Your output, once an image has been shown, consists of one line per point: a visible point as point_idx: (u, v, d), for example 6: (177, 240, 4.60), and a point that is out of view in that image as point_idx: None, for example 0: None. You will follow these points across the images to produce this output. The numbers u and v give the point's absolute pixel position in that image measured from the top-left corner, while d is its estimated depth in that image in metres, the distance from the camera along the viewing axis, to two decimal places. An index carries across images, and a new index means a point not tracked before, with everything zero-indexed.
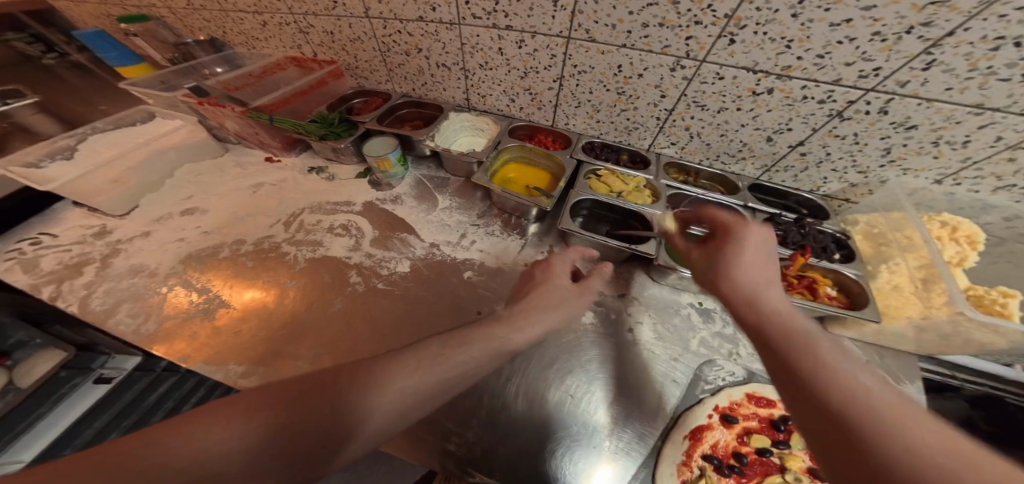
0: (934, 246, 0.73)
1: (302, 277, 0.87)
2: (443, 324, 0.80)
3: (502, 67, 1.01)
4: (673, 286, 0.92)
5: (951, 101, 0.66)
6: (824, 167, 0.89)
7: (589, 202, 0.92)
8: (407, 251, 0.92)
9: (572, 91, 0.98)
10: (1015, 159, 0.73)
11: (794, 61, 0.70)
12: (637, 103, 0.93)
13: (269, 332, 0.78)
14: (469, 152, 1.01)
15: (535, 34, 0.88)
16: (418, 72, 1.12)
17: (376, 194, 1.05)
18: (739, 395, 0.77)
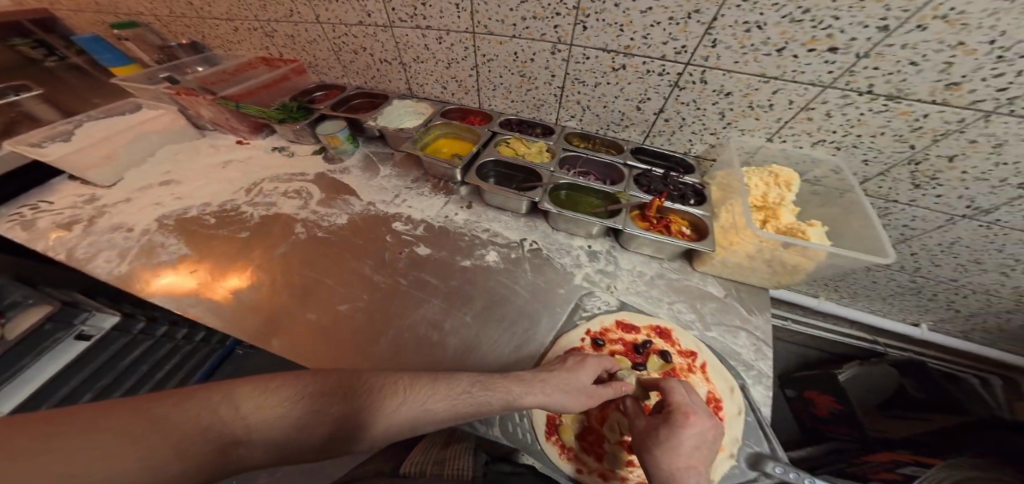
0: (744, 192, 0.96)
1: (255, 233, 1.05)
2: (367, 263, 0.99)
3: (430, 60, 1.21)
4: (567, 232, 1.11)
5: (743, 72, 0.89)
6: (685, 131, 1.11)
7: (492, 163, 1.13)
8: (348, 208, 1.10)
9: (487, 77, 1.19)
10: (813, 119, 0.94)
11: (630, 41, 0.93)
12: (537, 84, 1.15)
13: (226, 272, 0.96)
14: (403, 128, 1.17)
15: (449, 31, 1.09)
16: (366, 67, 1.33)
17: (329, 166, 1.22)
18: (610, 321, 0.97)
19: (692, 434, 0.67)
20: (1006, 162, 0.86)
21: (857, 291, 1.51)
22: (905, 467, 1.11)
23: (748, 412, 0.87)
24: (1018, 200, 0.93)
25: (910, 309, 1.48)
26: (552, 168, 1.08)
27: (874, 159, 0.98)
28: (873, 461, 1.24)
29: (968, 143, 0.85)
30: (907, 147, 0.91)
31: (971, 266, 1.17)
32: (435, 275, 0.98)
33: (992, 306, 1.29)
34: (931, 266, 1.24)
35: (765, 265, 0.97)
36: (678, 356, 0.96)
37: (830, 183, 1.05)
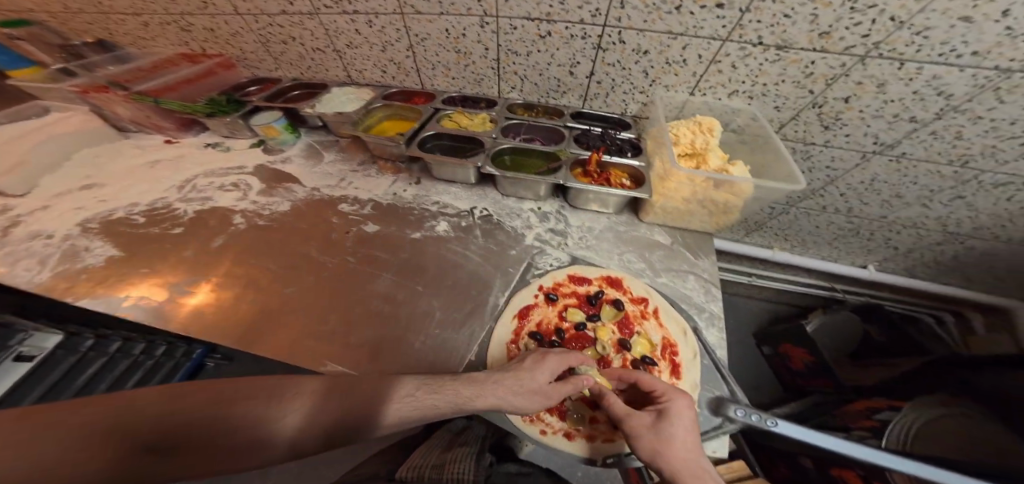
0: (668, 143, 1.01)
1: (188, 227, 1.01)
2: (311, 245, 0.98)
3: (364, 45, 1.22)
4: (517, 196, 1.14)
5: (654, 30, 0.96)
6: (618, 91, 1.18)
7: (432, 137, 1.15)
8: (290, 195, 1.08)
9: (425, 57, 1.22)
10: (723, 71, 1.02)
11: (549, 8, 0.98)
12: (473, 59, 1.19)
13: (161, 267, 0.92)
14: (342, 112, 1.16)
15: (378, 14, 1.11)
16: (299, 57, 1.32)
17: (269, 158, 1.20)
18: (562, 276, 0.99)
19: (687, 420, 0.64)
20: (891, 98, 0.95)
21: (805, 238, 1.53)
22: (881, 413, 1.16)
23: (703, 355, 0.85)
24: (916, 132, 1.00)
25: (857, 252, 1.51)
26: (494, 135, 1.13)
27: (784, 105, 1.06)
28: (849, 411, 1.27)
29: (856, 85, 0.95)
30: (807, 92, 1.00)
31: (896, 201, 1.23)
32: (383, 251, 0.98)
33: (924, 240, 1.35)
34: (861, 205, 1.29)
35: (699, 207, 1.02)
36: (632, 304, 0.95)
37: (751, 129, 1.13)
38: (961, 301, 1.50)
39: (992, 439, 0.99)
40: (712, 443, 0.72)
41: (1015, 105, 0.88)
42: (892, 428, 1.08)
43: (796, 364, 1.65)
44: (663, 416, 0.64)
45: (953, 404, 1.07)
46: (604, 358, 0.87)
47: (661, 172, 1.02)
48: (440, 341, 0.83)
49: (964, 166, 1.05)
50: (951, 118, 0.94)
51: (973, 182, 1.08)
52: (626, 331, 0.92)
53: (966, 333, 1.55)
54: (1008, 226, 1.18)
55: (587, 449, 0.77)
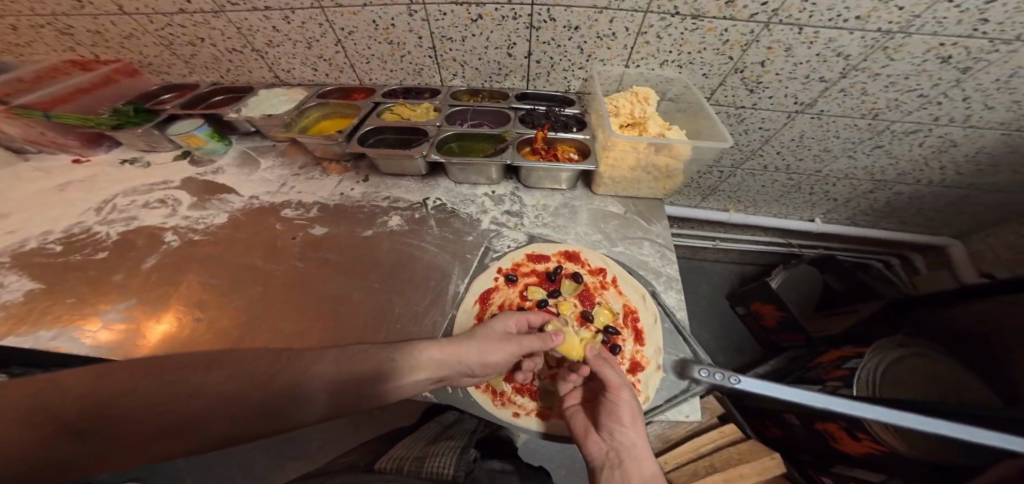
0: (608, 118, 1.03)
1: (114, 250, 0.94)
2: (255, 254, 0.93)
3: (286, 42, 1.16)
4: (469, 182, 1.13)
5: (578, 5, 0.98)
6: (558, 70, 1.19)
7: (372, 132, 1.12)
8: (226, 206, 1.02)
9: (355, 51, 1.18)
10: (650, 43, 1.06)
11: None
12: (407, 48, 1.16)
13: (91, 294, 0.85)
14: (272, 114, 1.11)
15: (294, 9, 1.06)
16: (214, 59, 1.25)
17: (196, 170, 1.12)
18: (520, 256, 1.00)
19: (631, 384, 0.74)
20: (800, 61, 1.02)
21: (755, 198, 1.61)
22: (849, 361, 1.15)
23: (664, 319, 0.88)
24: (827, 91, 1.09)
25: (803, 207, 1.61)
26: (438, 123, 1.12)
27: (710, 72, 1.11)
28: (821, 363, 1.26)
29: (767, 49, 1.01)
30: (727, 58, 1.06)
31: (825, 155, 1.32)
32: (332, 252, 0.94)
33: (858, 190, 1.46)
34: (798, 161, 1.37)
35: (645, 174, 1.05)
36: (591, 276, 0.97)
37: (685, 98, 1.16)
38: (899, 243, 1.66)
39: (943, 373, 1.04)
40: (684, 408, 0.74)
41: (903, 62, 0.97)
42: (860, 374, 1.07)
43: (768, 321, 1.66)
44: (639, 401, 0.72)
45: (910, 344, 1.10)
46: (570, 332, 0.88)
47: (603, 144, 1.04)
48: (404, 337, 0.82)
49: (875, 119, 1.15)
50: (854, 76, 1.03)
51: (886, 132, 1.19)
52: (587, 303, 0.93)
53: (912, 273, 1.69)
54: (925, 169, 1.30)
55: (558, 426, 0.79)
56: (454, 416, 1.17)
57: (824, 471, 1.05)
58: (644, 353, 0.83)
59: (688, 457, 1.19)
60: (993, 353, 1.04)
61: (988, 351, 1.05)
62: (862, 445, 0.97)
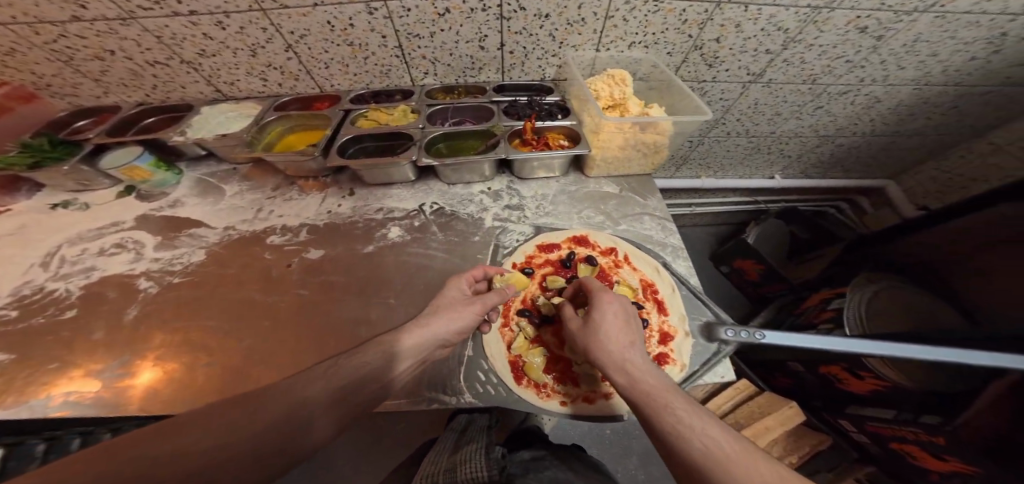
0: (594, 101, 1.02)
1: (82, 306, 0.81)
2: (251, 287, 0.84)
3: (224, 50, 1.02)
4: (462, 182, 1.09)
5: None
6: (532, 58, 1.18)
7: (350, 142, 1.04)
8: (199, 241, 0.92)
9: (310, 55, 1.07)
10: (617, 26, 1.09)
11: None
12: (370, 49, 1.08)
13: (73, 356, 0.74)
14: (226, 133, 0.99)
15: (228, 13, 0.92)
16: (132, 75, 1.06)
17: (148, 205, 1.00)
18: (531, 248, 0.98)
19: (621, 315, 0.67)
20: (749, 36, 1.12)
21: (722, 163, 1.76)
22: (832, 302, 1.31)
23: (680, 287, 0.92)
24: (773, 62, 1.21)
25: (764, 166, 1.78)
26: (421, 125, 1.06)
27: (673, 51, 1.17)
28: (809, 308, 1.43)
29: (720, 27, 1.09)
30: (687, 37, 1.12)
31: (777, 118, 1.47)
32: (336, 273, 0.87)
33: (807, 146, 1.65)
34: (755, 126, 1.51)
35: (635, 153, 1.09)
36: (603, 257, 0.98)
37: (654, 76, 1.23)
38: (847, 189, 1.91)
39: (911, 302, 1.23)
40: (718, 369, 0.80)
41: (830, 33, 1.10)
42: (848, 313, 1.22)
43: (752, 276, 1.85)
44: (594, 325, 0.66)
45: (876, 280, 1.28)
46: None
47: (591, 132, 1.06)
48: None
49: (815, 83, 1.30)
50: (793, 47, 1.15)
51: (824, 94, 1.35)
52: (605, 283, 0.94)
53: (862, 214, 1.99)
54: (858, 123, 1.50)
55: (608, 406, 0.76)
56: (467, 417, 1.11)
57: (840, 414, 1.17)
58: (670, 322, 0.87)
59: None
60: (934, 284, 1.27)
61: (926, 278, 1.29)
62: (866, 383, 1.07)
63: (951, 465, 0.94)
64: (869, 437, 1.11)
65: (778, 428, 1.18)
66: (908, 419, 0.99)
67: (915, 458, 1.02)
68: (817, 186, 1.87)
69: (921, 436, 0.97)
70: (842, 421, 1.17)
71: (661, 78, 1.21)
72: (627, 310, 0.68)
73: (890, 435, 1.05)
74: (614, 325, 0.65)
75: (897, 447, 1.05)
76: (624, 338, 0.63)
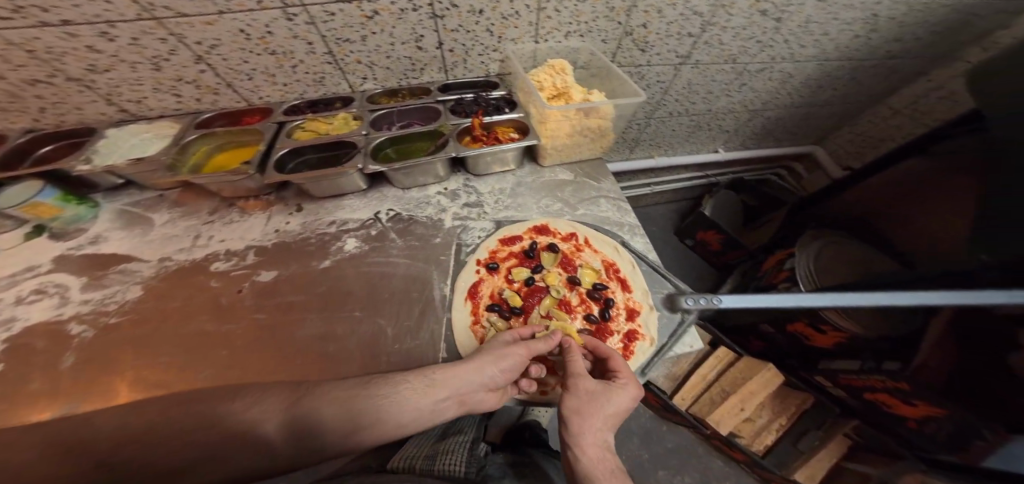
0: (537, 93, 1.05)
1: (8, 361, 0.72)
2: (202, 318, 0.78)
3: (120, 64, 0.93)
4: (417, 185, 1.07)
5: None
6: (473, 55, 1.18)
7: (287, 156, 0.99)
8: (133, 277, 0.84)
9: (227, 67, 1.00)
10: (551, 17, 1.11)
11: None
12: (297, 56, 1.02)
13: (5, 413, 0.65)
14: (143, 158, 0.91)
15: (112, 22, 0.83)
16: (13, 97, 0.94)
17: (65, 245, 0.90)
18: (494, 243, 0.98)
19: (630, 402, 0.69)
20: (672, 20, 1.18)
21: (671, 141, 1.85)
22: (787, 262, 1.44)
23: (640, 263, 0.96)
24: (696, 44, 1.29)
25: (707, 140, 1.90)
26: (364, 131, 1.03)
27: (607, 37, 1.22)
28: (768, 269, 1.56)
29: (645, 13, 1.14)
30: (617, 24, 1.17)
31: (711, 96, 1.58)
32: (293, 293, 0.83)
33: (741, 120, 1.77)
34: (693, 105, 1.61)
35: (581, 139, 1.12)
36: (564, 243, 1.01)
37: (593, 63, 1.27)
38: (781, 156, 2.09)
39: (855, 256, 1.36)
40: (686, 339, 0.83)
41: (739, 16, 1.20)
42: (799, 271, 1.35)
43: (715, 246, 1.96)
44: (591, 399, 0.66)
45: (817, 238, 1.43)
46: (560, 300, 0.91)
47: (539, 124, 1.08)
48: (407, 353, 0.76)
49: (736, 62, 1.40)
50: (710, 30, 1.24)
51: (746, 71, 1.46)
52: (570, 268, 0.96)
53: (798, 178, 2.18)
54: (781, 96, 1.64)
55: None
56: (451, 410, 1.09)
57: (815, 371, 1.29)
58: (634, 299, 0.90)
59: (700, 387, 1.39)
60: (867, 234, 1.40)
61: (859, 229, 1.44)
62: (829, 337, 1.17)
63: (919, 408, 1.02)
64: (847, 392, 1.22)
65: (762, 391, 1.32)
66: (873, 368, 1.08)
67: (888, 406, 1.10)
68: (756, 155, 2.02)
69: (888, 383, 1.05)
70: (818, 377, 1.29)
71: (600, 66, 1.26)
72: (627, 406, 0.68)
73: (860, 386, 1.15)
74: (608, 412, 0.65)
75: (872, 397, 1.14)
76: (603, 430, 0.64)
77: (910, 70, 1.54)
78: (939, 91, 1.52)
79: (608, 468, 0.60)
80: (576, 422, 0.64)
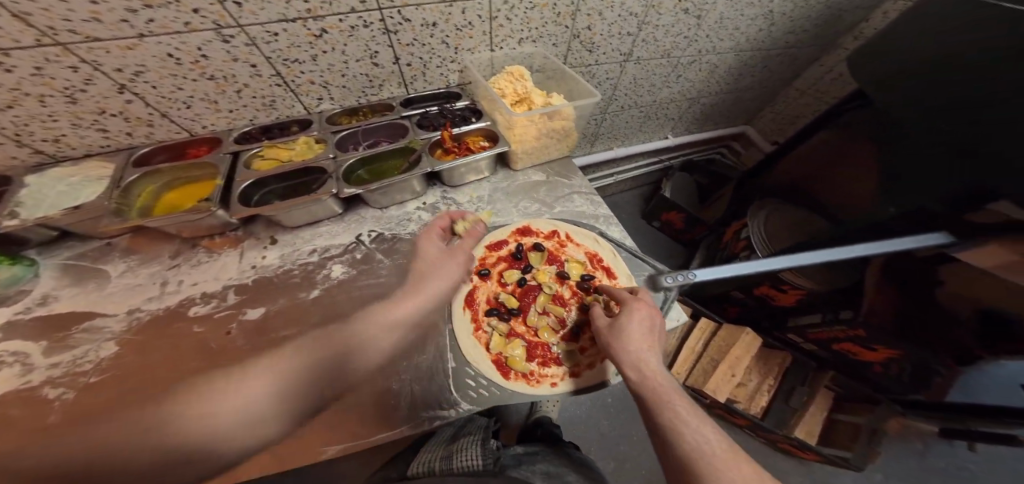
0: (500, 100, 1.09)
1: None
2: (194, 364, 0.73)
3: (25, 99, 0.79)
4: (395, 203, 1.06)
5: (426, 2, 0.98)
6: (431, 67, 1.19)
7: (252, 187, 0.94)
8: (100, 335, 0.75)
9: (159, 95, 0.91)
10: (503, 25, 1.16)
11: (305, 4, 0.86)
12: (241, 80, 0.96)
13: None
14: (81, 206, 0.82)
15: (6, 51, 0.70)
16: None
17: (6, 311, 0.77)
18: (482, 251, 1.02)
19: (645, 319, 0.74)
20: (612, 22, 1.28)
21: (625, 133, 1.99)
22: (742, 233, 1.65)
23: (620, 250, 1.04)
24: (636, 42, 1.41)
25: (655, 128, 2.05)
26: (331, 155, 1.00)
27: (556, 41, 1.29)
28: (728, 242, 1.76)
29: (588, 16, 1.23)
30: (565, 28, 1.25)
31: (654, 88, 1.72)
32: (289, 326, 0.79)
33: (681, 108, 1.95)
34: (640, 97, 1.74)
35: (547, 141, 1.18)
36: (547, 241, 1.06)
37: (548, 67, 1.34)
38: (719, 136, 2.32)
39: (794, 219, 1.57)
40: (672, 314, 0.91)
41: (667, 15, 1.33)
42: (754, 240, 1.54)
43: (678, 224, 2.14)
44: (616, 332, 0.74)
45: (759, 212, 1.65)
46: (553, 294, 0.97)
47: (507, 130, 1.12)
48: (417, 368, 0.78)
49: (670, 57, 1.55)
50: (646, 29, 1.36)
51: (679, 64, 1.61)
52: (557, 264, 1.02)
53: (737, 153, 2.43)
54: (711, 84, 1.83)
55: (595, 374, 0.84)
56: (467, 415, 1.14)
57: (787, 329, 1.46)
58: (620, 284, 0.98)
59: (692, 359, 1.55)
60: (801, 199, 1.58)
61: (790, 192, 1.63)
62: (789, 295, 1.35)
63: (880, 353, 1.22)
64: (815, 344, 1.40)
65: (745, 355, 1.52)
66: (833, 319, 1.25)
67: (855, 353, 1.29)
68: (698, 138, 2.23)
69: (848, 332, 1.23)
70: (790, 335, 1.46)
71: (553, 70, 1.33)
72: (649, 322, 0.75)
73: (827, 338, 1.33)
74: (635, 334, 0.72)
75: (839, 348, 1.33)
76: (641, 348, 0.71)
77: (805, 58, 1.81)
78: (831, 74, 1.81)
79: (659, 377, 0.67)
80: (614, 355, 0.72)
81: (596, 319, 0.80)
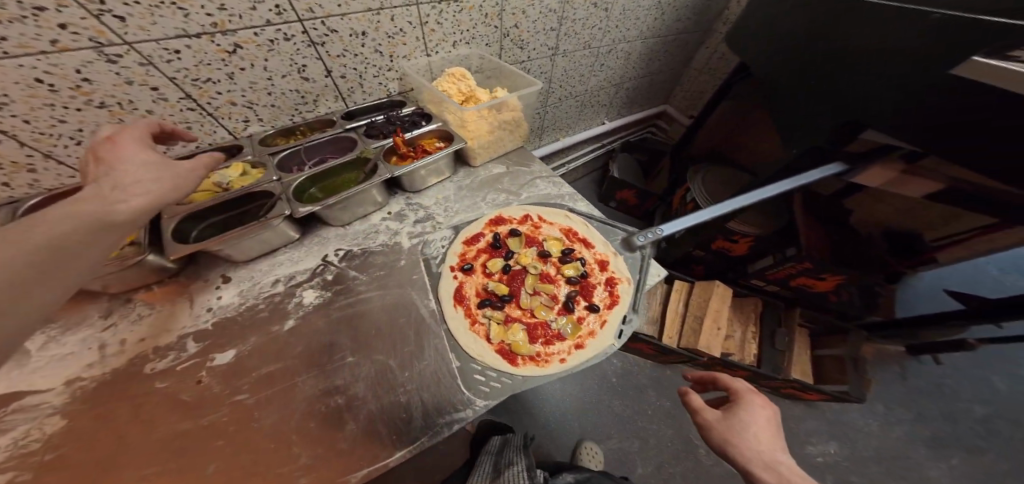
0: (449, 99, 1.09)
1: None
2: (165, 422, 0.62)
3: None
4: (357, 218, 1.00)
5: (351, 11, 0.95)
6: (368, 78, 1.16)
7: (187, 223, 0.82)
8: (21, 419, 0.60)
9: (37, 131, 0.77)
10: (435, 29, 1.17)
11: (209, 17, 0.78)
12: (141, 106, 0.84)
13: None
14: None
15: None
16: None
17: None
18: (459, 247, 0.99)
19: (762, 417, 0.74)
20: (536, 19, 1.36)
21: (567, 122, 2.10)
22: (687, 195, 1.79)
23: (590, 221, 1.09)
24: (559, 36, 1.51)
25: (591, 116, 2.20)
26: (275, 177, 0.92)
27: (489, 41, 1.33)
28: (676, 206, 1.92)
29: (513, 15, 1.30)
30: (494, 28, 1.29)
31: (582, 78, 1.84)
32: (270, 361, 0.71)
33: (609, 93, 2.11)
34: (573, 88, 1.87)
35: (499, 134, 1.20)
36: (521, 225, 1.08)
37: (486, 66, 1.37)
38: (647, 116, 2.55)
39: (725, 175, 1.77)
40: (652, 270, 0.97)
41: (581, 10, 1.45)
42: (698, 197, 1.69)
43: (632, 200, 2.29)
44: (732, 425, 0.73)
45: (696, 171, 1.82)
46: (539, 273, 0.99)
47: (460, 127, 1.13)
48: (420, 376, 0.73)
49: (591, 48, 1.69)
50: (566, 23, 1.47)
51: (600, 53, 1.76)
52: (536, 245, 1.04)
53: (665, 130, 2.69)
54: (630, 70, 2.03)
55: (598, 340, 0.87)
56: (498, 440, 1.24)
57: (749, 275, 1.65)
58: (598, 251, 1.03)
59: (678, 320, 1.62)
60: (727, 157, 1.81)
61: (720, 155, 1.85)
62: (741, 244, 1.52)
63: (830, 281, 1.40)
64: (776, 283, 1.60)
65: (722, 306, 1.61)
66: (786, 257, 1.41)
67: (811, 286, 1.48)
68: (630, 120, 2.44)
69: (801, 267, 1.39)
70: (753, 279, 1.65)
71: (489, 69, 1.37)
72: (768, 420, 0.74)
73: (784, 275, 1.50)
74: (755, 429, 0.71)
75: (797, 283, 1.51)
76: (765, 446, 0.68)
77: (693, 43, 2.10)
78: (716, 54, 2.10)
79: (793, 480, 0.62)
80: (731, 450, 0.69)
81: (698, 407, 0.79)
